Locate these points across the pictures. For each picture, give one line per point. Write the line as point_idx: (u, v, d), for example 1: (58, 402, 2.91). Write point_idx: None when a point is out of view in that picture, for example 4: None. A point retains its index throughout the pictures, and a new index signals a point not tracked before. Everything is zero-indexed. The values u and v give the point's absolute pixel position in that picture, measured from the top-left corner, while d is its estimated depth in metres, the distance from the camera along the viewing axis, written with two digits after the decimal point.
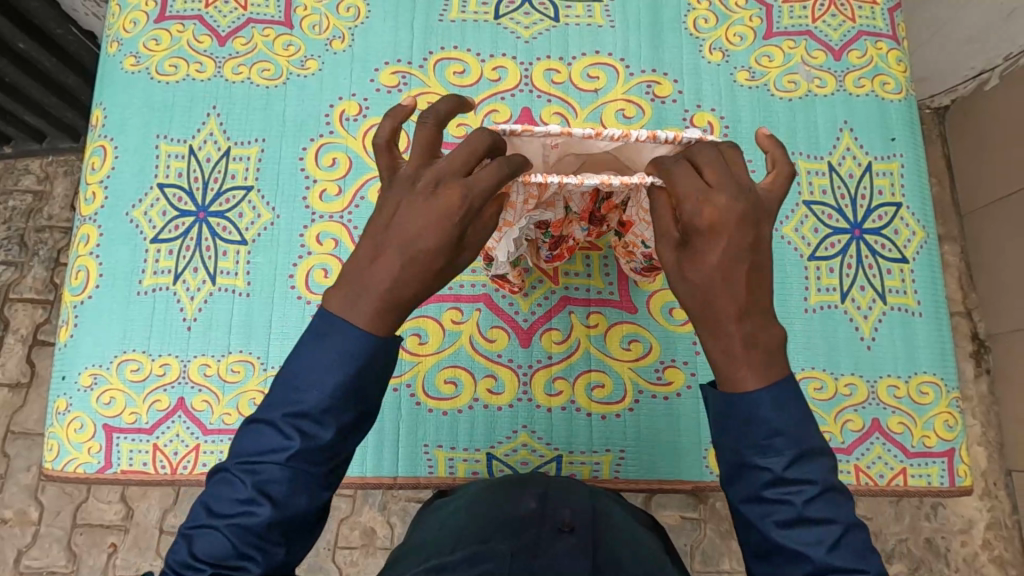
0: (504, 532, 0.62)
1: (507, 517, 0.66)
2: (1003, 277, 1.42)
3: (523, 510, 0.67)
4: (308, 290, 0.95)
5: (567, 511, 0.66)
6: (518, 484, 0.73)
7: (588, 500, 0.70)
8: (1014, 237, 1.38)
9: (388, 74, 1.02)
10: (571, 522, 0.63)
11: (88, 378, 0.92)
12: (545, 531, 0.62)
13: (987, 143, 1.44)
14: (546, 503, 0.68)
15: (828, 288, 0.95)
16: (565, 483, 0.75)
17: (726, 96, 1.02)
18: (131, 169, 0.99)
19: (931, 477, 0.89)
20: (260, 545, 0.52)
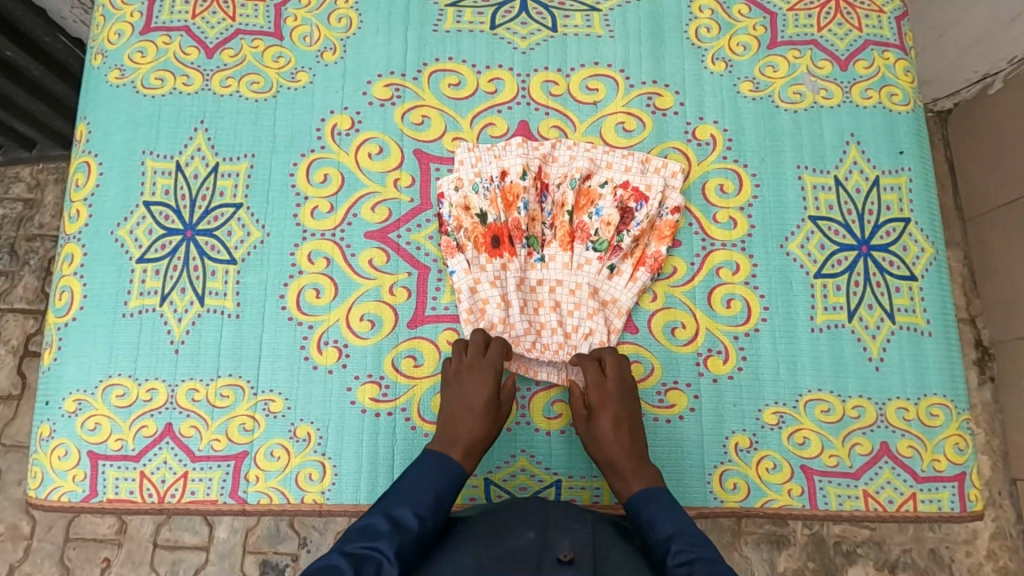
0: (503, 565, 0.61)
1: (506, 548, 0.64)
2: (1006, 282, 1.40)
3: (523, 541, 0.65)
4: (300, 311, 0.92)
5: (568, 542, 0.64)
6: (520, 511, 0.71)
7: (590, 528, 0.68)
8: (1018, 241, 1.35)
9: (381, 86, 0.99)
10: (570, 554, 0.61)
11: (72, 405, 0.89)
12: (543, 566, 0.60)
13: (991, 147, 1.41)
14: (547, 532, 0.66)
15: (835, 307, 0.92)
16: (567, 508, 0.73)
17: (730, 109, 0.99)
18: (116, 187, 0.96)
19: (941, 502, 0.86)
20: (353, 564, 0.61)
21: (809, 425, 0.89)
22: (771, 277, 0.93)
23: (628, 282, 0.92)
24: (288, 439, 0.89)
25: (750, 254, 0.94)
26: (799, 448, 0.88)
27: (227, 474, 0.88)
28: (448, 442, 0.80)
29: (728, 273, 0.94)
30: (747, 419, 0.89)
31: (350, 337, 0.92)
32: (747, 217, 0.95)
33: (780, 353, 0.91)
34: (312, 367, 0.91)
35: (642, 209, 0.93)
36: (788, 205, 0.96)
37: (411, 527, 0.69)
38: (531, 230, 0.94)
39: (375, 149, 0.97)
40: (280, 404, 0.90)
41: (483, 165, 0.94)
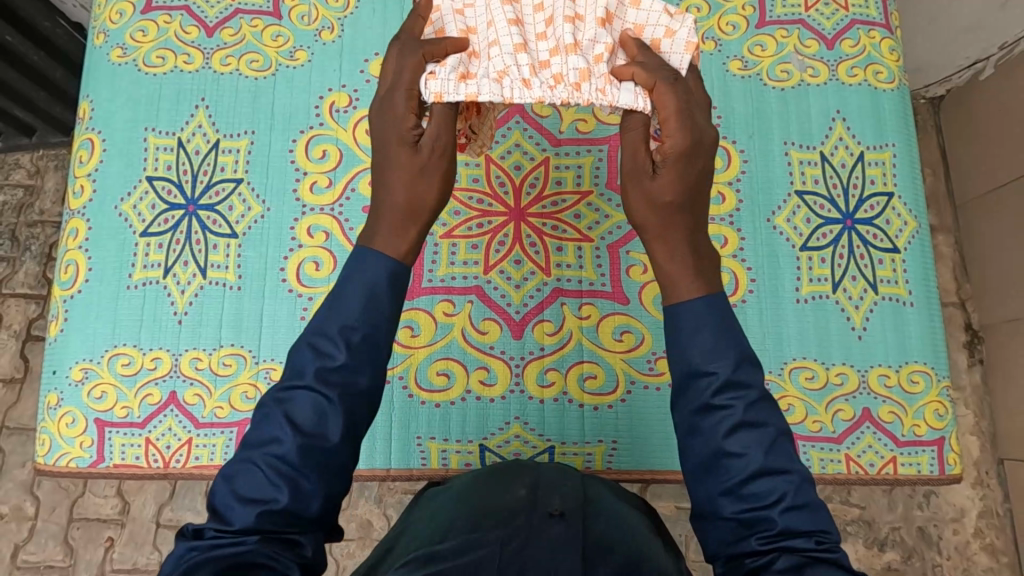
0: (495, 520, 0.62)
1: (499, 505, 0.65)
2: (995, 267, 1.43)
3: (514, 497, 0.66)
4: (300, 283, 0.95)
5: (559, 497, 0.65)
6: (511, 473, 0.72)
7: (579, 485, 0.69)
8: (1007, 227, 1.38)
9: (378, 64, 1.01)
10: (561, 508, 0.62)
11: (79, 373, 0.92)
12: (534, 520, 0.61)
13: (981, 133, 1.44)
14: (537, 489, 0.67)
15: (820, 279, 0.95)
16: (555, 470, 0.74)
17: (719, 87, 1.02)
18: (119, 163, 0.98)
19: (921, 465, 0.89)
20: (291, 475, 0.50)
21: (794, 393, 0.91)
22: (758, 250, 0.96)
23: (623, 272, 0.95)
24: None
25: (738, 227, 0.97)
26: (785, 415, 0.91)
27: (230, 440, 0.90)
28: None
29: (717, 246, 0.96)
30: None
31: None
32: (735, 191, 0.98)
33: (767, 324, 0.94)
34: None
35: None
36: (775, 181, 0.98)
37: (337, 353, 0.52)
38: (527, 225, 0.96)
39: None
40: (282, 373, 0.92)
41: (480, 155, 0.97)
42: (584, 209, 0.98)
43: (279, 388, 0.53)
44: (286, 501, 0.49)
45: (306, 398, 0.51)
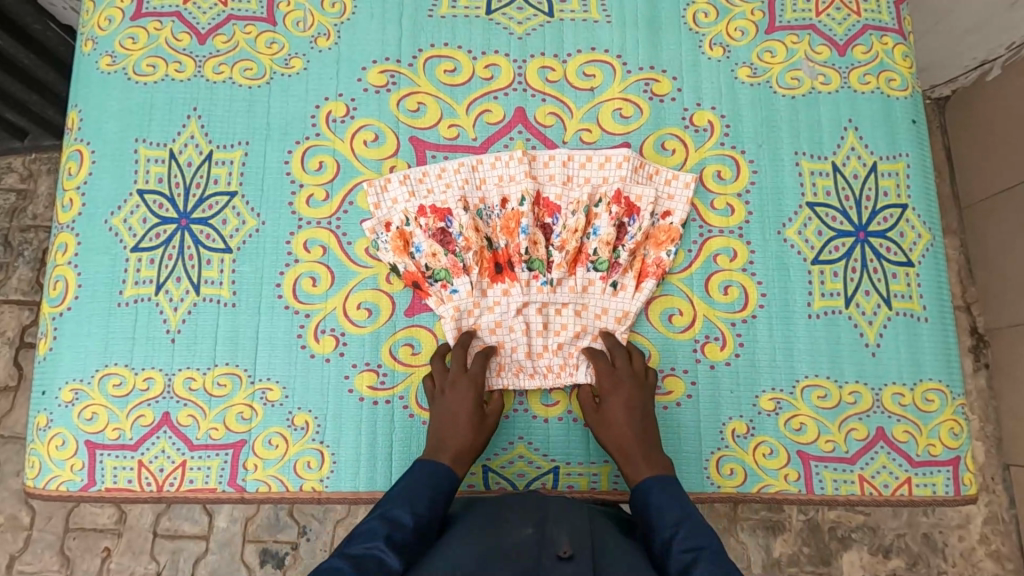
0: (503, 560, 0.60)
1: (506, 544, 0.63)
2: (1001, 270, 1.40)
3: (521, 537, 0.64)
4: (296, 299, 0.92)
5: (566, 536, 0.64)
6: (516, 510, 0.71)
7: (587, 522, 0.68)
8: (1015, 229, 1.35)
9: (376, 73, 0.98)
10: (570, 549, 0.61)
11: (69, 394, 0.89)
12: (542, 561, 0.60)
13: (988, 135, 1.41)
14: (544, 528, 0.66)
15: (832, 293, 0.92)
16: (563, 505, 0.73)
17: (727, 95, 0.99)
18: (109, 175, 0.95)
19: (935, 486, 0.87)
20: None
21: (806, 411, 0.89)
22: (768, 264, 0.93)
23: (634, 295, 0.92)
24: (286, 428, 0.89)
25: (747, 239, 0.94)
26: (796, 434, 0.89)
27: (225, 462, 0.88)
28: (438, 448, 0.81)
29: (726, 259, 0.94)
30: (743, 405, 0.90)
31: (347, 326, 0.91)
32: (744, 202, 0.95)
33: (777, 340, 0.91)
34: (309, 355, 0.91)
35: (635, 223, 0.93)
36: (785, 191, 0.95)
37: (405, 522, 0.69)
38: (532, 253, 0.92)
39: (371, 136, 0.96)
40: (278, 392, 0.90)
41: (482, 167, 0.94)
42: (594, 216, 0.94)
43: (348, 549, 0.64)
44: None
45: (375, 559, 0.63)
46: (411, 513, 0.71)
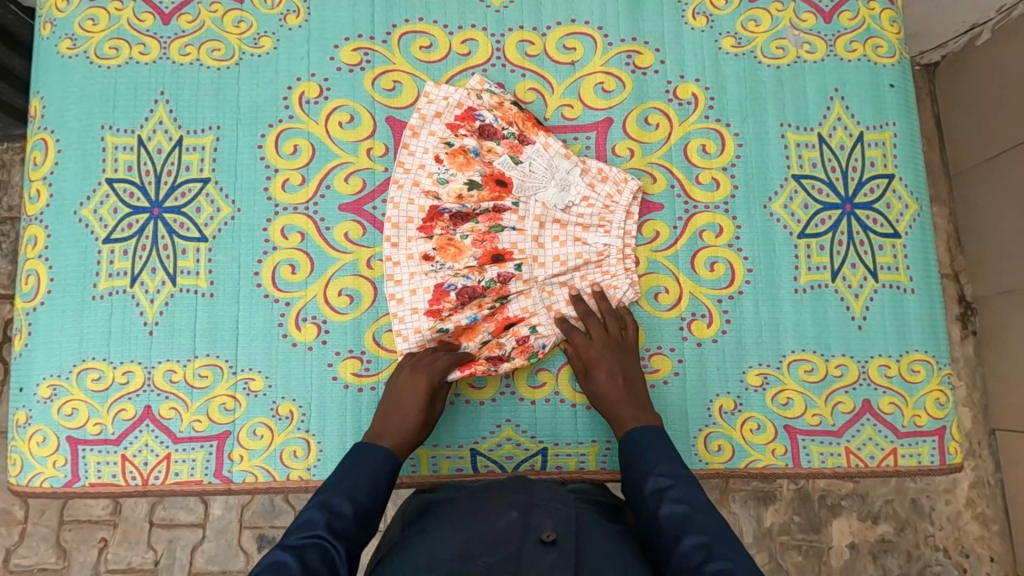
0: (485, 544, 0.61)
1: (490, 528, 0.63)
2: (989, 239, 1.40)
3: (505, 520, 0.65)
4: (275, 287, 0.90)
5: (550, 521, 0.64)
6: (499, 493, 0.71)
7: (572, 507, 0.69)
8: (1003, 196, 1.34)
9: (349, 50, 0.95)
10: (553, 535, 0.61)
11: (47, 390, 0.88)
12: (525, 546, 0.60)
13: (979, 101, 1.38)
14: (529, 513, 0.66)
15: (818, 267, 0.91)
16: (547, 490, 0.73)
17: (711, 66, 0.96)
18: (75, 165, 0.91)
19: (921, 456, 0.88)
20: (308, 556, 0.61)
21: (793, 386, 0.89)
22: (754, 238, 0.92)
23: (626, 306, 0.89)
24: (270, 417, 0.88)
25: (733, 215, 0.93)
26: (783, 409, 0.89)
27: (210, 454, 0.87)
28: (382, 432, 0.80)
29: (712, 235, 0.92)
30: (730, 382, 0.90)
31: (328, 313, 0.90)
32: (729, 176, 0.94)
33: (764, 316, 0.91)
34: (291, 344, 0.89)
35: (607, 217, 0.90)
36: (771, 165, 0.94)
37: (345, 512, 0.69)
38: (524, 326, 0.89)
39: (345, 117, 0.93)
40: (261, 382, 0.88)
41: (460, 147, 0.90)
42: None
43: (299, 535, 0.64)
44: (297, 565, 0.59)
45: (318, 548, 0.62)
46: (350, 501, 0.70)
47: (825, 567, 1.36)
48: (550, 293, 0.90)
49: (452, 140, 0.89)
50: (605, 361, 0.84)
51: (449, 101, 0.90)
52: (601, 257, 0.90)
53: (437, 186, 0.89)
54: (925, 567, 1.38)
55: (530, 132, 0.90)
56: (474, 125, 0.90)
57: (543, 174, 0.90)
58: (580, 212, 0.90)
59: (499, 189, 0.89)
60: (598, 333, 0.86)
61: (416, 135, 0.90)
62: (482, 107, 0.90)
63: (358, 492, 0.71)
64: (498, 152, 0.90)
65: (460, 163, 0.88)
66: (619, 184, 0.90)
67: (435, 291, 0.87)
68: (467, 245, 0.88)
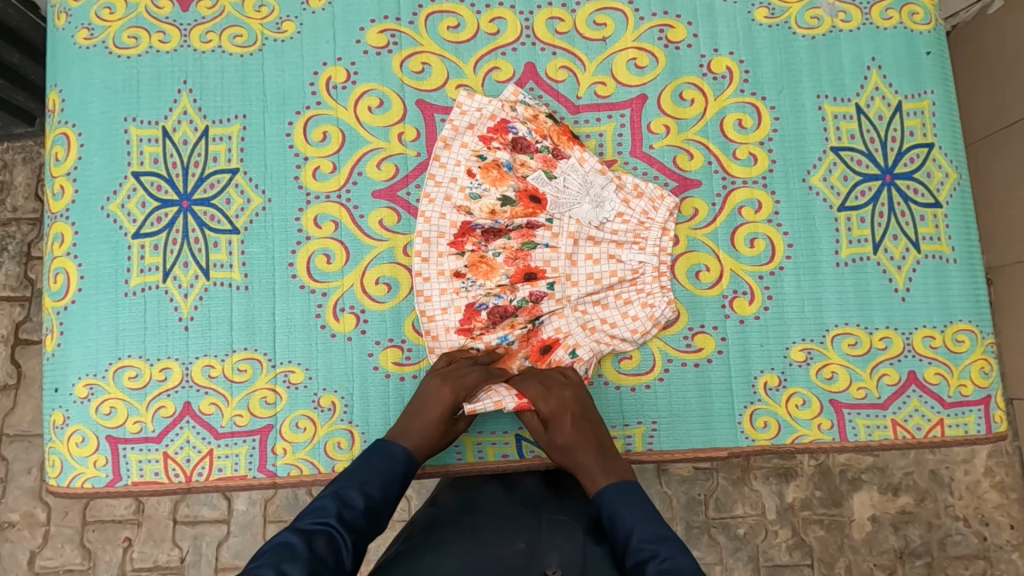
0: (494, 571, 0.61)
1: (498, 553, 0.64)
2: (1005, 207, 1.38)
3: (513, 550, 0.65)
4: (311, 278, 0.89)
5: (556, 557, 0.64)
6: (510, 522, 0.71)
7: (580, 544, 0.67)
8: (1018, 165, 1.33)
9: (376, 33, 0.92)
10: (558, 570, 0.60)
11: (84, 390, 0.86)
12: (530, 573, 0.60)
13: (992, 73, 1.36)
14: (536, 545, 0.66)
15: (859, 240, 0.91)
16: (556, 518, 0.72)
17: (745, 38, 0.94)
18: (101, 159, 0.89)
19: (968, 426, 0.87)
20: (314, 542, 0.61)
21: (837, 359, 0.89)
22: (794, 213, 0.91)
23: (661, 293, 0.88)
24: (313, 410, 0.87)
25: (772, 190, 0.92)
26: (828, 383, 0.88)
27: (254, 449, 0.86)
28: (403, 431, 0.78)
29: (750, 211, 0.91)
30: (774, 357, 0.89)
31: (366, 302, 0.88)
32: (767, 151, 0.92)
33: (805, 289, 0.90)
34: (330, 335, 0.88)
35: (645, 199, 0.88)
36: (809, 137, 0.92)
37: (357, 504, 0.68)
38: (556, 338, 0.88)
39: (375, 102, 0.91)
40: (301, 374, 0.87)
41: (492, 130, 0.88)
42: (619, 168, 0.92)
43: (309, 520, 0.63)
44: (303, 549, 0.59)
45: (325, 537, 0.62)
46: (363, 493, 0.69)
47: (848, 540, 1.37)
48: (583, 313, 0.89)
49: (485, 153, 0.87)
50: (567, 411, 0.79)
51: (482, 112, 0.88)
52: (636, 275, 0.88)
53: (469, 201, 0.87)
54: (945, 536, 1.39)
55: (565, 147, 0.88)
56: (507, 137, 0.88)
57: (577, 190, 0.88)
58: (613, 229, 0.88)
59: (532, 206, 0.87)
60: (551, 385, 0.81)
61: (448, 146, 0.88)
62: (515, 120, 0.88)
63: (371, 486, 0.70)
64: (532, 167, 0.87)
65: (493, 177, 0.87)
66: (655, 199, 0.89)
67: (467, 310, 0.86)
68: (499, 262, 0.87)
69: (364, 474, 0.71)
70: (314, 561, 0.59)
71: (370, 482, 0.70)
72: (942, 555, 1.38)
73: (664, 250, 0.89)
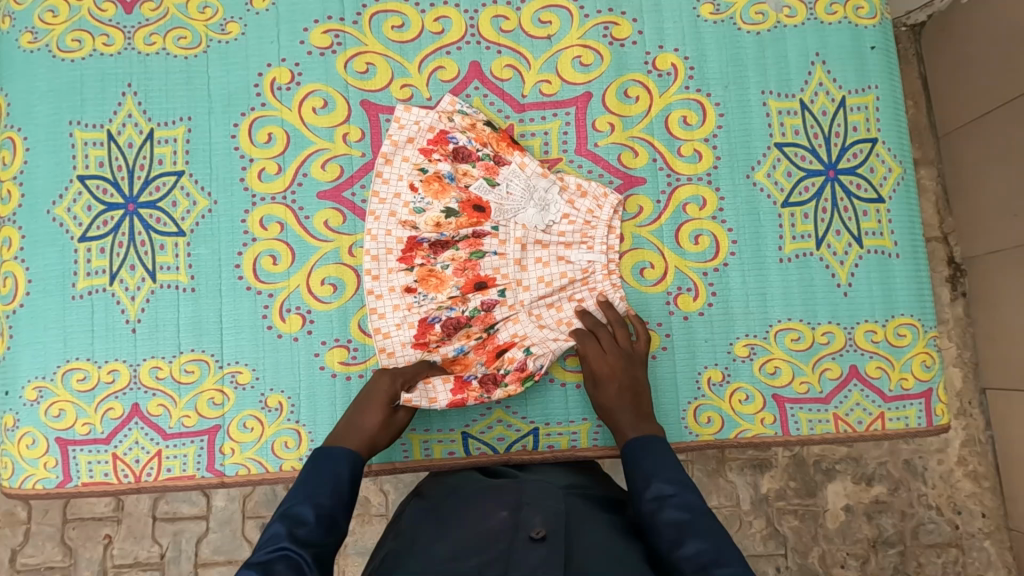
0: (475, 545, 0.59)
1: (479, 528, 0.62)
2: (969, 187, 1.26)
3: (494, 520, 0.63)
4: (257, 279, 0.89)
5: (539, 518, 0.62)
6: (488, 497, 0.70)
7: (562, 504, 0.66)
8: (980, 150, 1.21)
9: (320, 33, 0.92)
10: (543, 530, 0.59)
11: (33, 393, 0.87)
12: (515, 544, 0.58)
13: (955, 49, 1.23)
14: (518, 511, 0.64)
15: (803, 236, 0.91)
16: (537, 488, 0.71)
17: (690, 34, 0.94)
18: (46, 163, 0.89)
19: (908, 419, 0.88)
20: (271, 571, 0.56)
21: (780, 354, 0.89)
22: (738, 209, 0.91)
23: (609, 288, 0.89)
24: (260, 410, 0.88)
25: (716, 186, 0.92)
26: (771, 377, 0.89)
27: (201, 448, 0.87)
28: (348, 430, 0.77)
29: (695, 208, 0.92)
30: (718, 352, 0.90)
31: (312, 303, 0.89)
32: (712, 147, 0.92)
33: (750, 285, 0.91)
34: (276, 335, 0.89)
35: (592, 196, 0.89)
36: (753, 133, 0.92)
37: (308, 518, 0.63)
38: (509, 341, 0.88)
39: (319, 103, 0.91)
40: (248, 375, 0.88)
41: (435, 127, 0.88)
42: (565, 166, 0.92)
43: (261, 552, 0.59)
44: None
45: (284, 560, 0.58)
46: (313, 505, 0.65)
47: (821, 530, 1.24)
48: (538, 317, 0.89)
49: (426, 166, 0.87)
50: (615, 375, 0.81)
51: (420, 125, 0.88)
52: (586, 274, 0.89)
53: (413, 215, 0.87)
54: (918, 525, 1.24)
55: (505, 153, 0.88)
56: (447, 148, 0.88)
57: (521, 195, 0.87)
58: (561, 230, 0.88)
59: (477, 214, 0.87)
60: (609, 345, 0.84)
61: (389, 162, 0.88)
62: (454, 130, 0.88)
63: (322, 497, 0.66)
64: (474, 176, 0.87)
65: (435, 190, 0.87)
66: (599, 198, 0.88)
67: (421, 324, 0.86)
68: (449, 276, 0.87)
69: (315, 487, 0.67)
70: None
71: (320, 492, 0.66)
72: (914, 544, 1.24)
73: (610, 250, 0.90)
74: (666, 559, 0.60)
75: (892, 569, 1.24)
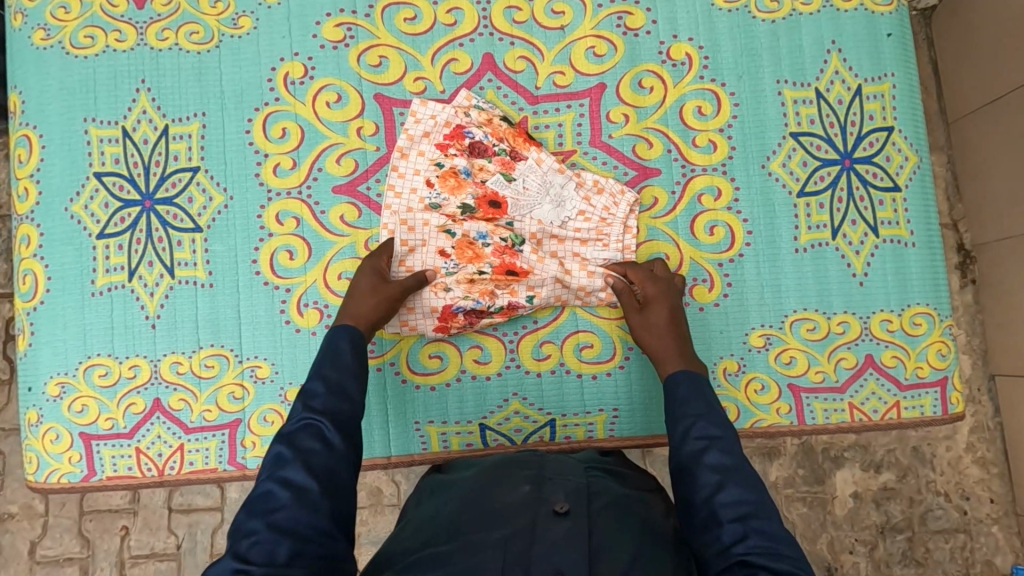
0: (497, 517, 0.60)
1: (500, 501, 0.63)
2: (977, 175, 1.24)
3: (518, 493, 0.64)
4: (274, 274, 0.90)
5: (561, 492, 0.63)
6: (510, 467, 0.70)
7: (583, 479, 0.67)
8: (988, 133, 1.19)
9: (332, 27, 0.92)
10: (566, 506, 0.60)
11: (55, 389, 0.88)
12: (538, 518, 0.59)
13: (965, 36, 1.21)
14: (541, 486, 0.65)
15: (819, 226, 0.91)
16: (556, 463, 0.72)
17: (704, 23, 0.94)
18: (62, 160, 0.90)
19: (923, 408, 0.89)
20: (293, 447, 0.61)
21: (796, 345, 0.90)
22: (753, 200, 0.91)
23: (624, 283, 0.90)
24: (279, 403, 0.88)
25: (731, 176, 0.92)
26: (786, 367, 0.90)
27: (223, 442, 0.88)
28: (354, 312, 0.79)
29: (710, 199, 0.91)
30: (734, 344, 0.90)
31: (329, 297, 0.90)
32: (727, 137, 0.92)
33: (765, 276, 0.91)
34: (295, 330, 0.89)
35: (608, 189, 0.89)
36: (767, 123, 0.92)
37: (318, 391, 0.67)
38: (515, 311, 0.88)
39: (333, 97, 0.91)
40: (267, 369, 0.89)
41: (449, 121, 0.88)
42: (579, 158, 0.92)
43: (284, 429, 0.63)
44: (292, 456, 0.60)
45: (306, 431, 0.63)
46: (321, 378, 0.69)
47: (830, 516, 1.25)
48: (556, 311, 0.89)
49: (443, 161, 0.88)
50: (670, 306, 0.83)
51: (436, 120, 0.89)
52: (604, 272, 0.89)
53: (430, 211, 0.88)
54: (927, 511, 1.25)
55: (521, 148, 0.88)
56: (464, 143, 0.88)
57: (537, 191, 0.88)
58: (576, 227, 0.89)
59: (492, 210, 0.88)
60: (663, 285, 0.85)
61: (405, 156, 0.89)
62: (470, 124, 0.88)
63: (329, 372, 0.70)
64: (490, 171, 0.88)
65: (451, 185, 0.88)
66: (616, 194, 0.89)
67: (444, 312, 0.87)
68: (486, 251, 0.88)
69: (319, 360, 0.71)
70: (308, 464, 0.59)
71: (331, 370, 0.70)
72: (923, 530, 1.24)
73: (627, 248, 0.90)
74: (704, 503, 0.60)
75: (902, 554, 1.24)
